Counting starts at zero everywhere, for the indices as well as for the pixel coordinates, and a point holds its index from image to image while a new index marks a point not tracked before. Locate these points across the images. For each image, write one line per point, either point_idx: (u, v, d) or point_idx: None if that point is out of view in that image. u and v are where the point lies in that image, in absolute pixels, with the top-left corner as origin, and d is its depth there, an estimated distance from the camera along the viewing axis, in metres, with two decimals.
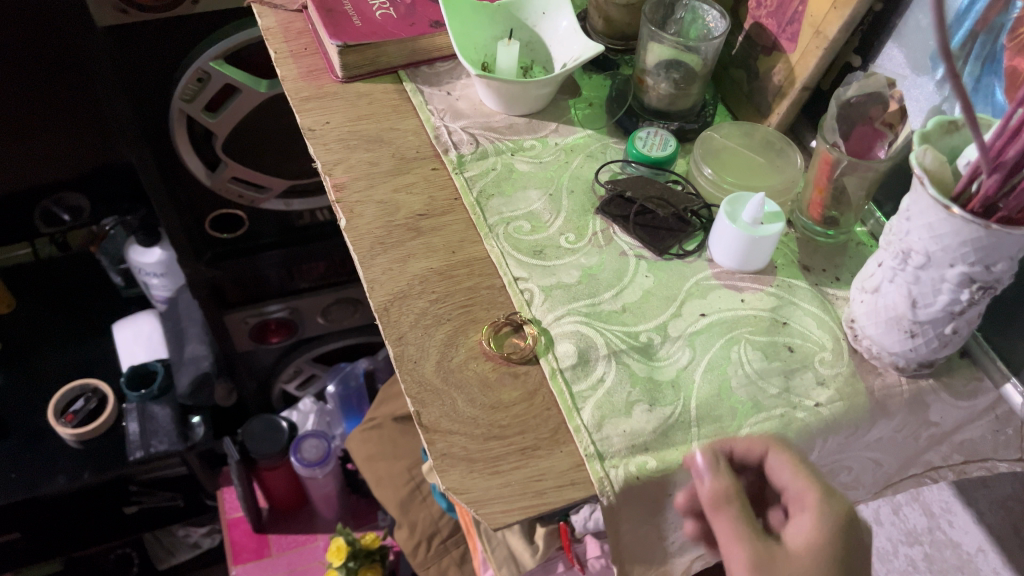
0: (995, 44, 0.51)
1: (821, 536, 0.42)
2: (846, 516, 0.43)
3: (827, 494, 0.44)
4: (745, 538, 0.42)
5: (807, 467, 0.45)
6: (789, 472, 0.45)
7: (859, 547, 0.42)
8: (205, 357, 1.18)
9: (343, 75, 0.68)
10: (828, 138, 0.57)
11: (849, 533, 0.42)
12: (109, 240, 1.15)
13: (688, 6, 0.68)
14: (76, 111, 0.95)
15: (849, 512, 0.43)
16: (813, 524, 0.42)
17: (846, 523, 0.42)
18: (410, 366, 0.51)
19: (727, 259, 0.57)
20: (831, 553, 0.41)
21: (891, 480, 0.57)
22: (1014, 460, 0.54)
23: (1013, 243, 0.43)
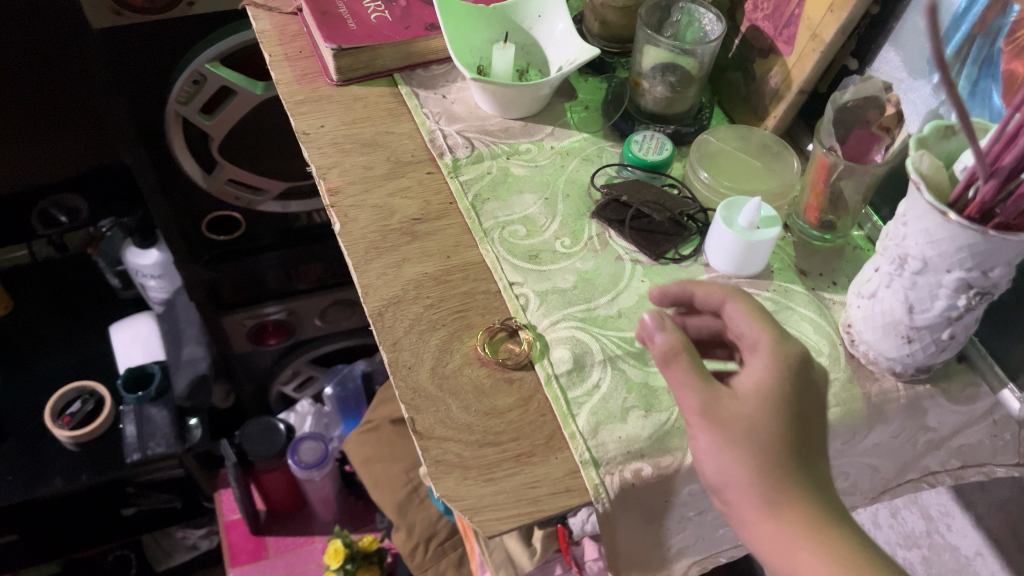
0: (993, 48, 0.51)
1: (771, 374, 0.42)
2: (798, 352, 0.43)
3: (779, 337, 0.43)
4: (696, 385, 0.41)
5: (764, 315, 0.45)
6: (745, 321, 0.45)
7: (812, 384, 0.43)
8: (202, 359, 1.17)
9: (338, 78, 0.68)
10: (825, 142, 0.57)
11: (802, 369, 0.42)
12: (104, 242, 1.13)
13: (684, 8, 0.67)
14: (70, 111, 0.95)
15: (803, 355, 0.43)
16: (764, 364, 0.42)
17: (798, 360, 0.42)
18: (403, 372, 0.51)
19: (723, 263, 0.57)
20: (780, 388, 0.41)
21: (889, 484, 0.57)
22: (1012, 465, 0.55)
23: (1011, 248, 0.42)
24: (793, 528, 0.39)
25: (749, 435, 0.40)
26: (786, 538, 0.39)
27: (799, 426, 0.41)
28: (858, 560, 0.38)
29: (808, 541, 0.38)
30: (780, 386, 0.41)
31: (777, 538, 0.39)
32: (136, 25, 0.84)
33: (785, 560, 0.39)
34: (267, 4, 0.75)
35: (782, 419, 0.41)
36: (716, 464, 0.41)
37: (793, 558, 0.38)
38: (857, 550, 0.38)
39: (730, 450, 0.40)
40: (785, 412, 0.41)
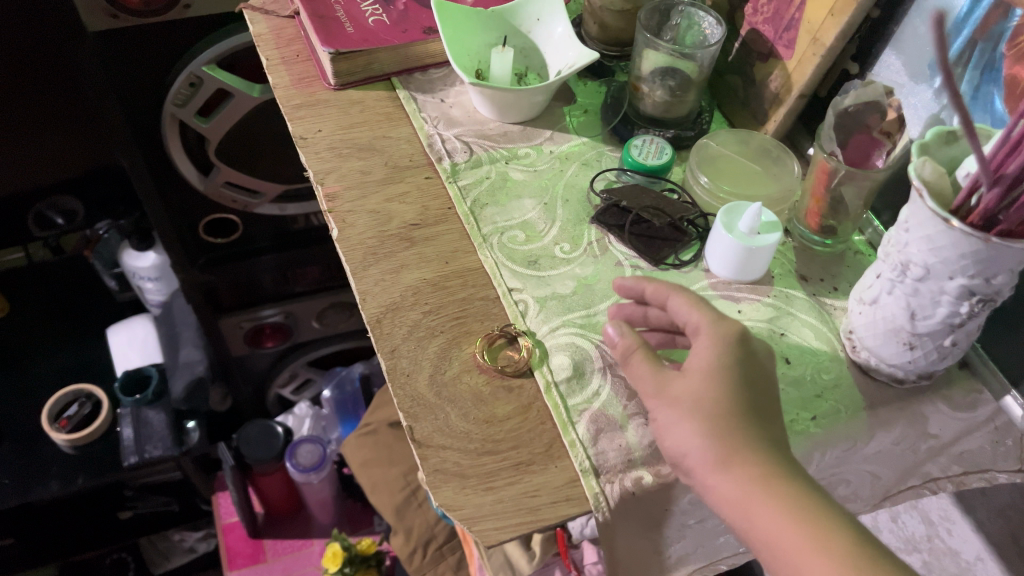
0: (995, 52, 0.50)
1: (716, 351, 0.43)
2: (740, 332, 0.44)
3: (720, 318, 0.45)
4: (653, 373, 0.44)
5: (704, 303, 0.46)
6: (686, 308, 0.46)
7: (756, 361, 0.44)
8: (200, 361, 1.20)
9: (336, 82, 0.68)
10: (826, 147, 0.56)
11: (745, 348, 0.44)
12: (101, 245, 1.10)
13: (684, 11, 0.67)
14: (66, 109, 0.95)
15: (741, 335, 0.44)
16: (708, 343, 0.44)
17: (739, 338, 0.44)
18: (402, 379, 0.50)
19: (724, 269, 0.57)
20: (724, 362, 0.43)
21: (889, 492, 0.53)
22: (1014, 471, 0.52)
23: (1013, 256, 0.42)
24: (748, 482, 0.40)
25: (699, 406, 0.42)
26: (742, 493, 0.40)
27: (747, 393, 0.42)
28: (811, 504, 0.39)
29: (763, 492, 0.39)
30: (724, 361, 0.43)
31: (733, 496, 0.40)
32: (132, 27, 0.83)
33: (743, 514, 0.40)
34: (264, 7, 0.75)
35: (729, 388, 0.42)
36: (674, 436, 0.42)
37: (751, 511, 0.39)
38: (813, 498, 0.39)
39: (684, 421, 0.42)
40: (732, 383, 0.42)
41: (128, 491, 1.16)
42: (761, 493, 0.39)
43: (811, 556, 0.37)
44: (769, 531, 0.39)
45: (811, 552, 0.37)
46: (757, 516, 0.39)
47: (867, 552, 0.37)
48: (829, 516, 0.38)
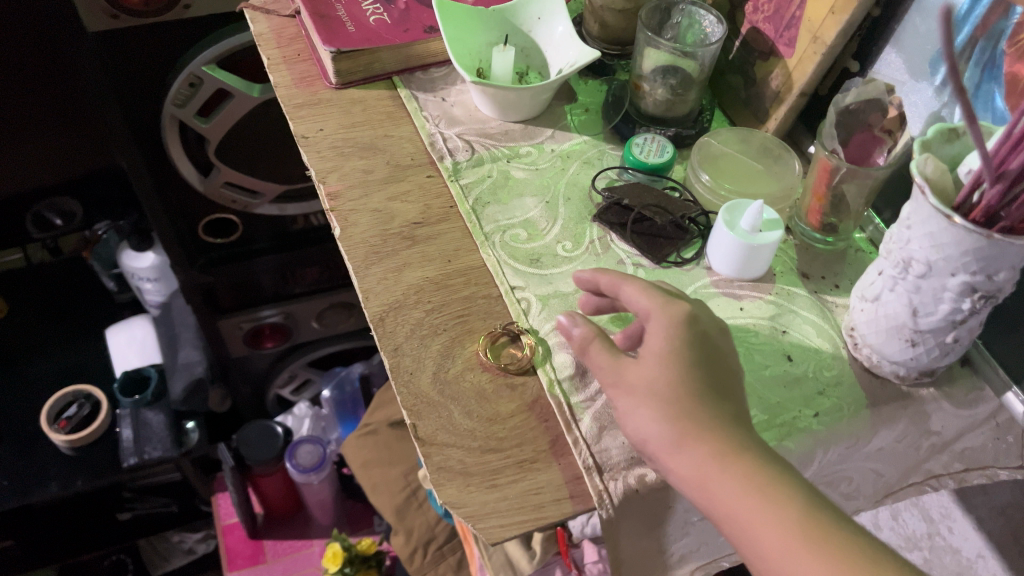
0: (995, 50, 0.50)
1: (670, 335, 0.44)
2: (693, 317, 0.45)
3: (671, 303, 0.45)
4: (611, 360, 0.44)
5: (655, 288, 0.47)
6: (639, 295, 0.47)
7: (710, 344, 0.44)
8: (198, 363, 1.22)
9: (337, 81, 0.68)
10: (828, 145, 0.56)
11: (698, 331, 0.44)
12: (100, 245, 1.12)
13: (685, 10, 0.67)
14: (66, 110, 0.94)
15: (690, 319, 0.45)
16: (661, 329, 0.44)
17: (692, 323, 0.45)
18: (405, 377, 0.50)
19: (725, 267, 0.57)
20: (678, 346, 0.43)
21: (891, 489, 0.53)
22: (1015, 468, 0.52)
23: (1016, 252, 0.42)
24: (707, 459, 0.40)
25: (657, 389, 0.42)
26: (702, 470, 0.40)
27: (703, 373, 0.43)
28: (768, 476, 0.39)
29: (721, 467, 0.40)
30: (678, 345, 0.43)
31: (693, 473, 0.40)
32: (132, 28, 0.83)
33: (703, 491, 0.40)
34: (265, 6, 0.75)
35: (685, 370, 0.43)
36: (635, 421, 0.43)
37: (711, 486, 0.40)
38: (768, 469, 0.40)
39: (644, 405, 0.42)
40: (688, 365, 0.43)
41: (128, 492, 1.16)
42: (720, 469, 0.40)
43: (769, 525, 0.38)
44: (729, 505, 0.39)
45: (770, 522, 0.38)
46: (717, 490, 0.40)
47: (824, 520, 0.38)
48: (785, 487, 0.39)
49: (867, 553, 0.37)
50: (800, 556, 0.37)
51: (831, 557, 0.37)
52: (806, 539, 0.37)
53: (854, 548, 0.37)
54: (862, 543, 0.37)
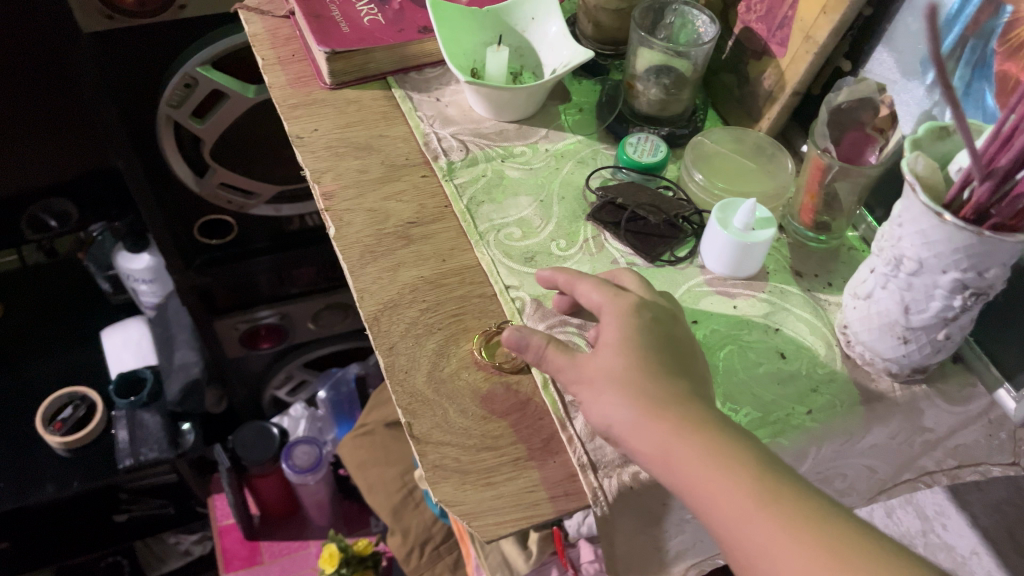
0: (986, 49, 0.51)
1: (624, 325, 0.45)
2: (644, 309, 0.47)
3: (622, 297, 0.47)
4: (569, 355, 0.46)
5: (609, 283, 0.48)
6: (592, 291, 0.48)
7: (663, 334, 0.46)
8: (195, 364, 1.18)
9: (331, 81, 0.68)
10: (819, 143, 0.57)
11: (650, 321, 0.46)
12: (96, 247, 1.15)
13: (677, 10, 0.67)
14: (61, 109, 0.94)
15: (642, 309, 0.47)
16: (614, 321, 0.46)
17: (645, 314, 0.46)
18: (400, 376, 0.51)
19: (718, 265, 0.57)
20: (632, 335, 0.45)
21: (885, 485, 0.51)
22: (1007, 464, 0.51)
23: (1007, 249, 0.43)
24: (667, 434, 0.41)
25: (616, 374, 0.43)
26: (663, 446, 0.41)
27: (657, 357, 0.44)
28: (724, 446, 0.40)
29: (681, 440, 0.41)
30: (630, 333, 0.45)
31: (654, 450, 0.41)
32: (127, 29, 0.83)
33: (664, 465, 0.41)
34: (259, 7, 0.75)
35: (639, 354, 0.44)
36: (597, 408, 0.44)
37: (671, 459, 0.41)
38: (727, 440, 0.41)
39: (604, 394, 0.43)
40: (642, 349, 0.44)
41: (124, 493, 1.16)
42: (679, 442, 0.41)
43: (728, 490, 0.39)
44: (690, 475, 0.40)
45: (728, 487, 0.39)
46: (676, 463, 0.40)
47: (780, 483, 0.39)
48: (742, 455, 0.40)
49: (823, 511, 0.38)
50: (759, 517, 0.38)
51: (787, 516, 0.37)
52: (763, 501, 0.38)
53: (810, 507, 0.38)
54: (818, 503, 0.38)
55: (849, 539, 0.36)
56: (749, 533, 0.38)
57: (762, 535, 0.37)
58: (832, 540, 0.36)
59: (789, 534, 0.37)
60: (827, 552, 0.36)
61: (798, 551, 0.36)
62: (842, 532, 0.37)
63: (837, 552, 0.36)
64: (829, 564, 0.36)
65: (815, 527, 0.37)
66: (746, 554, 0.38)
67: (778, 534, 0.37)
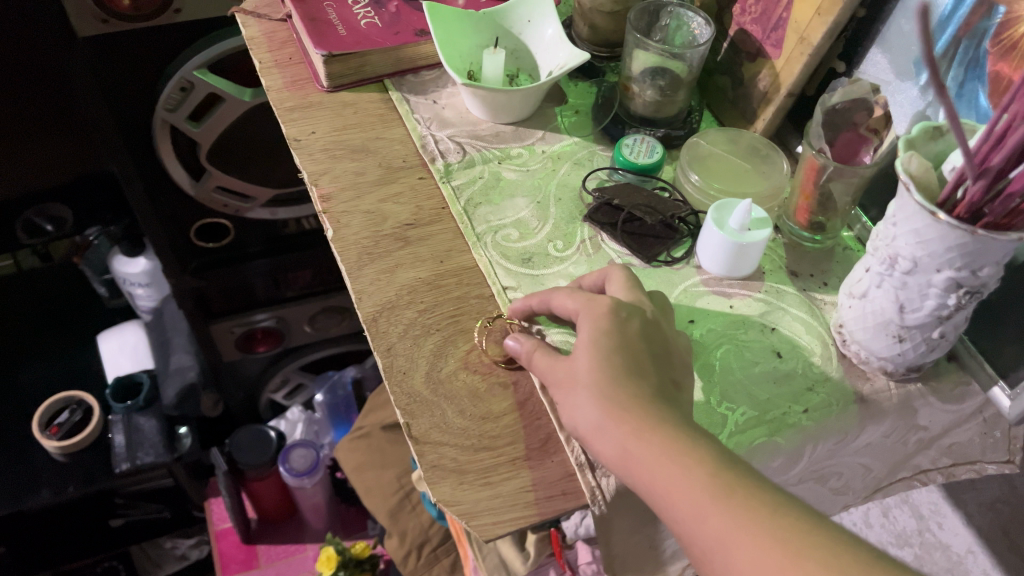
0: (979, 50, 0.51)
1: (598, 327, 0.46)
2: (620, 309, 0.47)
3: (598, 300, 0.48)
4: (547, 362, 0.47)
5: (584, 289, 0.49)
6: (568, 300, 0.49)
7: (637, 335, 0.46)
8: (191, 367, 1.18)
9: (329, 84, 0.68)
10: (815, 144, 0.57)
11: (625, 322, 0.46)
12: (92, 251, 1.15)
13: (673, 12, 0.68)
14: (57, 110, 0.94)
15: (617, 310, 0.47)
16: (589, 324, 0.46)
17: (620, 316, 0.46)
18: (398, 377, 0.51)
19: (714, 265, 0.58)
20: (604, 338, 0.45)
21: (880, 484, 0.57)
22: (1002, 462, 0.55)
23: (999, 247, 0.43)
24: (629, 437, 0.41)
25: (586, 377, 0.44)
26: (623, 449, 0.41)
27: (627, 359, 0.45)
28: (684, 444, 0.40)
29: (642, 441, 0.41)
30: (603, 335, 0.45)
31: (618, 452, 0.42)
32: (121, 32, 0.83)
33: (627, 466, 0.41)
34: (255, 11, 0.75)
35: (610, 356, 0.44)
36: (571, 412, 0.44)
37: (633, 460, 0.41)
38: (685, 439, 0.41)
39: (575, 398, 0.44)
40: (613, 351, 0.45)
41: (120, 498, 1.16)
42: (640, 443, 0.41)
43: (685, 488, 0.39)
44: (649, 474, 0.40)
45: (685, 485, 0.39)
46: (638, 463, 0.41)
47: (736, 480, 0.39)
48: (700, 453, 0.40)
49: (777, 505, 0.37)
50: (713, 512, 0.38)
51: (740, 509, 0.37)
52: (717, 496, 0.38)
53: (764, 502, 0.37)
54: (775, 497, 0.38)
55: (800, 532, 0.36)
56: (705, 527, 0.38)
57: (716, 530, 0.37)
58: (783, 531, 0.36)
59: (741, 527, 0.37)
60: (778, 543, 0.36)
61: (750, 543, 0.36)
62: (795, 524, 0.36)
63: (787, 543, 0.36)
64: (778, 555, 0.35)
65: (767, 519, 0.37)
66: (704, 549, 0.38)
67: (731, 528, 0.37)
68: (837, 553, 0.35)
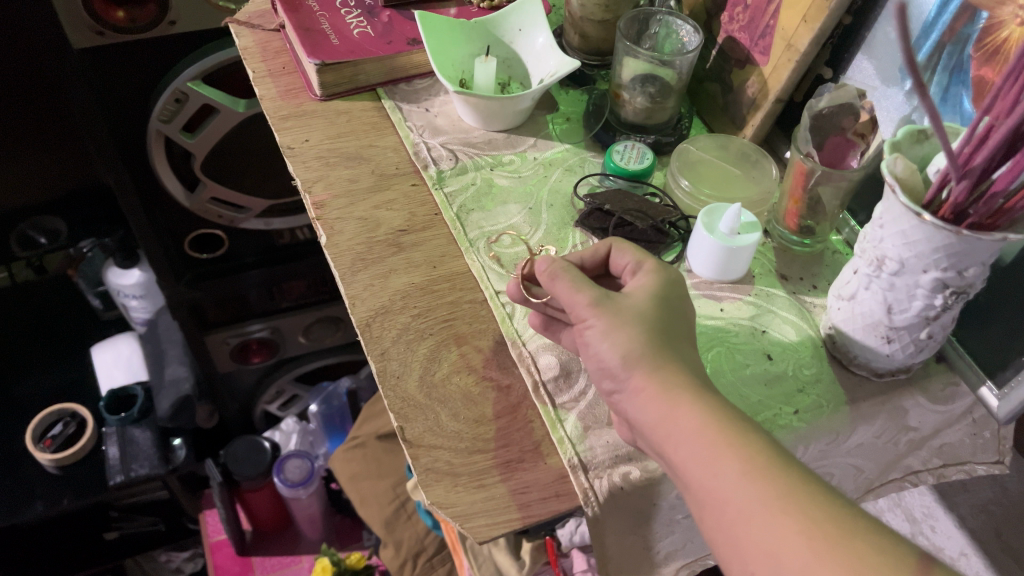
0: (962, 55, 0.52)
1: (653, 282, 0.46)
2: (673, 276, 0.47)
3: (659, 262, 0.48)
4: (581, 290, 0.44)
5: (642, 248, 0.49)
6: (628, 252, 0.49)
7: (683, 304, 0.46)
8: (186, 378, 1.19)
9: (322, 93, 0.69)
10: (802, 148, 0.57)
11: (675, 288, 0.46)
12: (86, 264, 1.09)
13: (662, 20, 0.69)
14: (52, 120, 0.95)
15: (676, 280, 0.47)
16: (648, 276, 0.47)
17: (674, 282, 0.47)
18: (392, 381, 0.51)
19: (706, 269, 0.58)
20: (667, 292, 0.46)
21: (873, 484, 0.53)
22: (992, 463, 0.54)
23: (985, 248, 0.43)
24: (665, 392, 0.40)
25: (639, 318, 0.43)
26: (660, 403, 0.40)
27: (675, 325, 0.44)
28: (723, 413, 0.38)
29: (682, 404, 0.39)
30: (663, 291, 0.45)
31: (653, 414, 0.40)
32: (117, 44, 0.83)
33: (659, 427, 0.39)
34: (249, 21, 0.76)
35: (662, 310, 0.44)
36: (610, 340, 0.42)
37: (668, 424, 0.39)
38: (725, 409, 0.39)
39: (623, 329, 0.42)
40: (667, 310, 0.44)
41: (114, 511, 1.16)
42: (678, 406, 0.39)
43: (718, 458, 0.37)
44: (682, 442, 0.38)
45: (715, 452, 0.37)
46: (673, 427, 0.39)
47: (774, 458, 0.36)
48: (742, 428, 0.38)
49: (814, 491, 0.35)
50: (745, 486, 0.35)
51: (771, 484, 0.35)
52: (752, 471, 0.36)
53: (802, 483, 0.35)
54: (813, 483, 0.35)
55: (832, 517, 0.34)
56: (732, 501, 0.35)
57: (743, 502, 0.35)
58: (816, 515, 0.34)
59: (773, 499, 0.35)
60: (805, 523, 0.33)
61: (778, 522, 0.34)
62: (830, 511, 0.34)
63: (818, 527, 0.33)
64: (807, 538, 0.33)
65: (799, 500, 0.34)
66: (726, 525, 0.35)
67: (760, 503, 0.35)
68: (873, 539, 0.33)
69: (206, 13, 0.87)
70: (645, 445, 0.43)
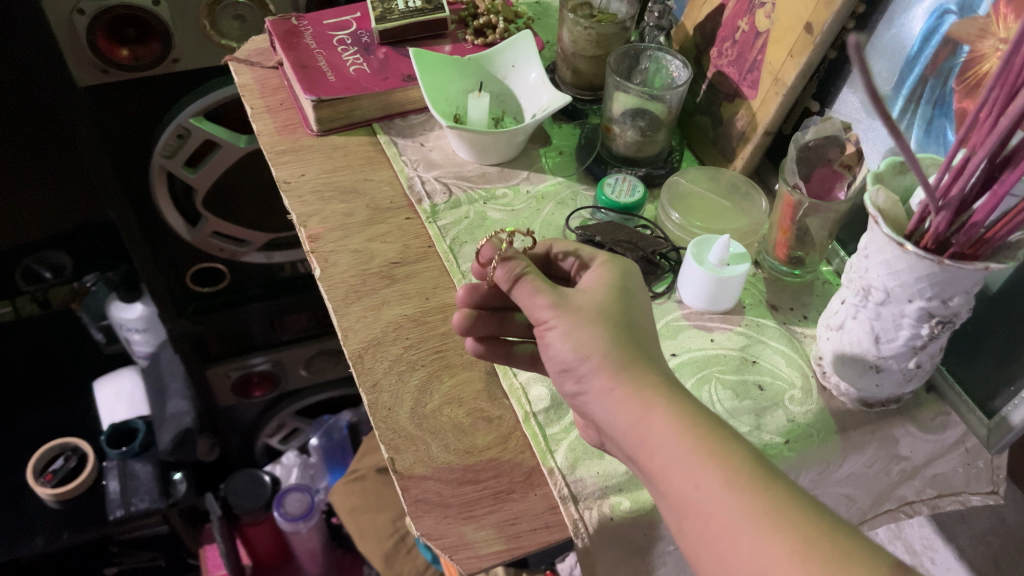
0: (945, 88, 0.53)
1: (608, 275, 0.47)
2: (626, 267, 0.48)
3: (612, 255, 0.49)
4: (547, 291, 0.45)
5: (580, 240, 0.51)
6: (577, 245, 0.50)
7: (641, 292, 0.48)
8: (187, 413, 1.17)
9: (318, 128, 0.70)
10: (789, 180, 0.58)
11: (629, 278, 0.47)
12: (89, 297, 1.12)
13: (652, 56, 0.70)
14: (55, 156, 0.97)
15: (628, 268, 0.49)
16: (597, 270, 0.48)
17: (626, 273, 0.48)
18: (383, 413, 0.51)
19: (696, 300, 0.59)
20: (620, 281, 0.47)
21: (867, 515, 0.52)
22: (987, 493, 0.53)
23: (967, 278, 0.44)
24: (637, 401, 0.40)
25: (601, 316, 0.44)
26: (633, 414, 0.40)
27: (636, 321, 0.45)
28: (701, 422, 0.38)
29: (658, 410, 0.39)
30: (619, 283, 0.46)
31: (628, 418, 0.40)
32: (120, 82, 0.85)
33: (635, 431, 0.40)
34: (248, 59, 0.77)
35: (624, 305, 0.45)
36: (573, 341, 0.43)
37: (645, 431, 0.39)
38: (702, 417, 0.39)
39: (589, 329, 0.43)
40: (632, 309, 0.45)
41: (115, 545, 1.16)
42: (655, 411, 0.39)
43: (700, 468, 0.36)
44: (660, 450, 0.38)
45: (697, 464, 0.37)
46: (652, 433, 0.39)
47: (755, 468, 0.36)
48: (723, 436, 0.38)
49: (799, 504, 0.35)
50: (730, 498, 0.35)
51: (756, 498, 0.35)
52: (736, 483, 0.36)
53: (788, 498, 0.35)
54: (796, 495, 0.35)
55: (824, 535, 0.33)
56: (716, 514, 0.35)
57: (727, 517, 0.35)
58: (803, 530, 0.34)
59: (763, 514, 0.34)
60: (796, 542, 0.33)
61: (767, 540, 0.34)
62: (818, 526, 0.34)
63: (811, 547, 0.33)
64: (796, 557, 0.33)
65: (786, 514, 0.34)
66: (710, 538, 0.35)
67: (745, 517, 0.35)
68: (864, 558, 0.33)
69: (209, 53, 0.87)
70: (613, 445, 0.43)
